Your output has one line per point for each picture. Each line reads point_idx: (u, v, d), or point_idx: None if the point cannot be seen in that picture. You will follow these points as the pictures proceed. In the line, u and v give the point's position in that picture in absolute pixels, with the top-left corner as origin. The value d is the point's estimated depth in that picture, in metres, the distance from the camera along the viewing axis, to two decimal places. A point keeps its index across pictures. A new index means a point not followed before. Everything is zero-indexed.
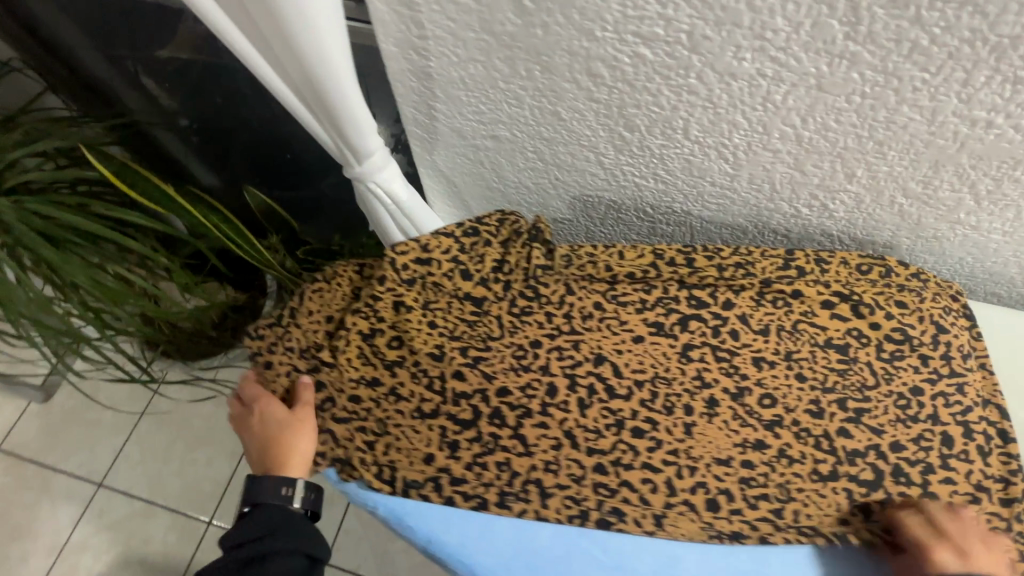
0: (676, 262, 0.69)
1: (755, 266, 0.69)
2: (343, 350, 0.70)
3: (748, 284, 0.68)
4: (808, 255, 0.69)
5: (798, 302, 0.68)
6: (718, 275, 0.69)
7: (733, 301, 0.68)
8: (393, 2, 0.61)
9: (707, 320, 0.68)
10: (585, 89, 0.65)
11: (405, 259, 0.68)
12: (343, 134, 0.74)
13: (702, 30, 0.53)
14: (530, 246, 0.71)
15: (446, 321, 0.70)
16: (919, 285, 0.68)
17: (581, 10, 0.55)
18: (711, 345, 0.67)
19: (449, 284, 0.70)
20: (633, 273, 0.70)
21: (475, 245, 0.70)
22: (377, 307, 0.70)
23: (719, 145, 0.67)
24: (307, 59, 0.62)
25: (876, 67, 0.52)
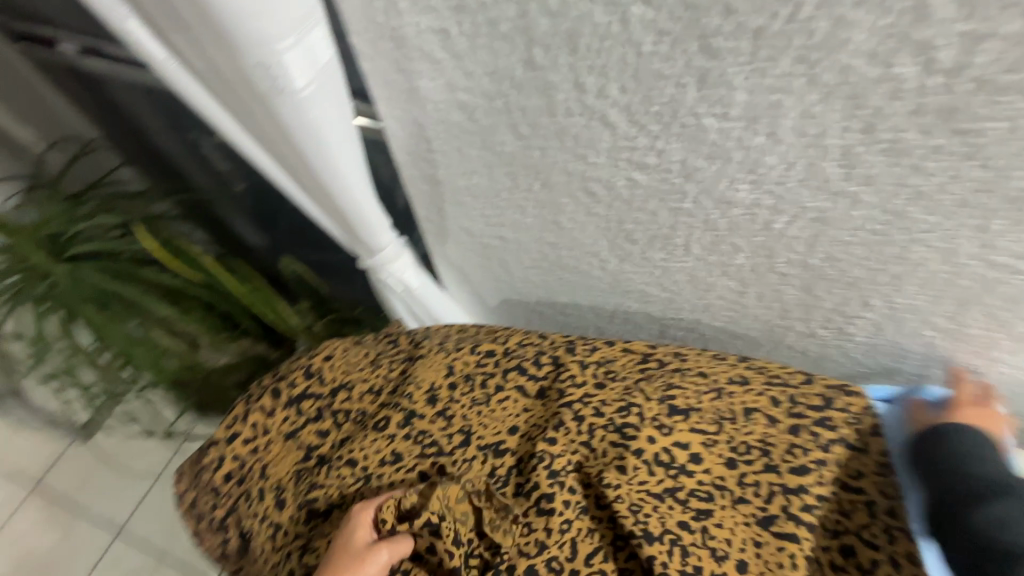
0: (631, 424, 0.61)
1: (717, 428, 0.61)
2: (272, 463, 0.63)
3: (709, 445, 0.60)
4: (767, 385, 0.63)
5: (754, 466, 0.59)
6: (694, 437, 0.61)
7: (700, 455, 0.60)
8: (403, 120, 0.65)
9: (669, 470, 0.60)
10: (584, 205, 0.65)
11: (350, 391, 0.67)
12: (355, 232, 0.77)
13: (694, 162, 0.53)
14: (468, 381, 0.67)
15: (366, 459, 0.62)
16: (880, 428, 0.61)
17: (575, 137, 0.56)
18: (682, 517, 0.58)
19: (390, 426, 0.64)
20: (590, 423, 0.62)
21: (419, 390, 0.66)
22: (301, 430, 0.65)
23: (723, 263, 0.65)
24: (319, 172, 0.64)
25: (880, 207, 0.49)
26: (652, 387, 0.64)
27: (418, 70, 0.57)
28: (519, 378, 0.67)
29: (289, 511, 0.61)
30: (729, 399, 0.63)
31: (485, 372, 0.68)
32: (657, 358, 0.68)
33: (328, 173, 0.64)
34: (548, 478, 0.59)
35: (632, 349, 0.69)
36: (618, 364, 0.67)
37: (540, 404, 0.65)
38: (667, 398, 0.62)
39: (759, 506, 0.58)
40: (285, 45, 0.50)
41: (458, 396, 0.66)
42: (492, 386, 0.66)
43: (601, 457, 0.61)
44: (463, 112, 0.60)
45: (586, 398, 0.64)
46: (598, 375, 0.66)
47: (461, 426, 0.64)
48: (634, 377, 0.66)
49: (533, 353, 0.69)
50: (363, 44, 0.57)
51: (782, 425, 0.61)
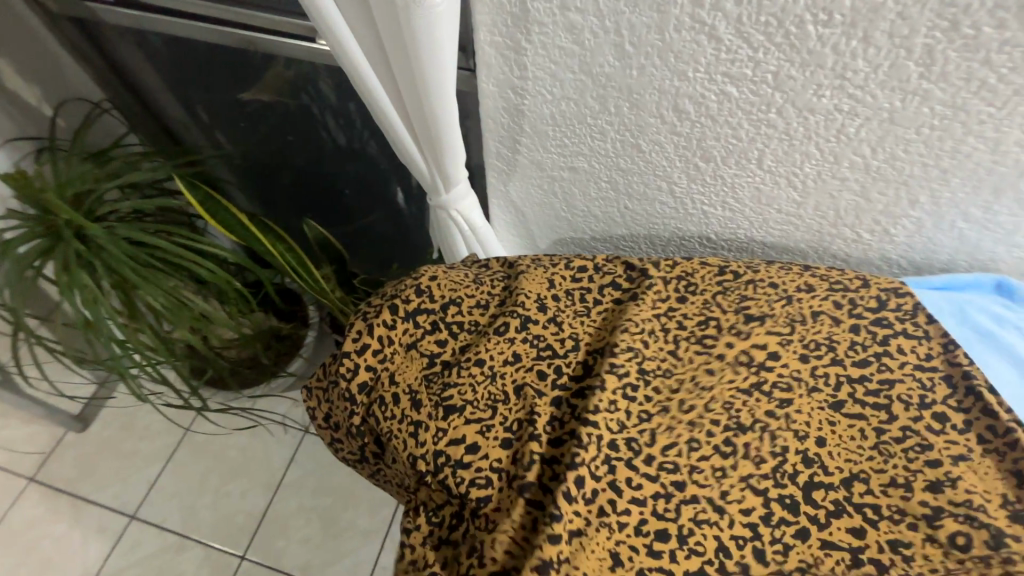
0: (703, 332, 0.69)
1: (804, 320, 0.68)
2: (400, 370, 0.67)
3: (791, 343, 0.67)
4: (832, 276, 0.72)
5: (843, 346, 0.67)
6: (779, 337, 0.67)
7: (781, 352, 0.67)
8: (502, 46, 0.69)
9: (752, 366, 0.66)
10: (669, 124, 0.72)
11: (460, 305, 0.71)
12: (439, 163, 0.80)
13: (788, 71, 0.61)
14: (569, 297, 0.72)
15: (492, 362, 0.67)
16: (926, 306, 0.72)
17: (678, 53, 0.63)
18: (769, 403, 0.64)
19: (508, 332, 0.68)
20: (671, 330, 0.70)
21: (528, 302, 0.70)
22: (424, 340, 0.68)
23: (791, 174, 0.73)
24: (427, 92, 0.67)
25: (947, 102, 0.58)
26: (727, 302, 0.71)
27: None
28: (615, 293, 0.73)
29: (426, 409, 0.64)
30: (798, 305, 0.70)
31: (582, 291, 0.73)
32: (732, 271, 0.74)
33: (435, 100, 0.68)
34: (638, 371, 0.66)
35: (707, 263, 0.75)
36: (697, 278, 0.74)
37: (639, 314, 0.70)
38: (743, 309, 0.70)
39: (833, 391, 0.65)
40: None
41: (563, 311, 0.71)
42: (589, 299, 0.73)
43: (688, 365, 0.67)
44: (571, 34, 0.65)
45: (671, 312, 0.71)
46: (682, 290, 0.73)
47: (569, 334, 0.69)
48: (712, 291, 0.73)
49: (621, 269, 0.75)
50: None
51: (864, 326, 0.68)
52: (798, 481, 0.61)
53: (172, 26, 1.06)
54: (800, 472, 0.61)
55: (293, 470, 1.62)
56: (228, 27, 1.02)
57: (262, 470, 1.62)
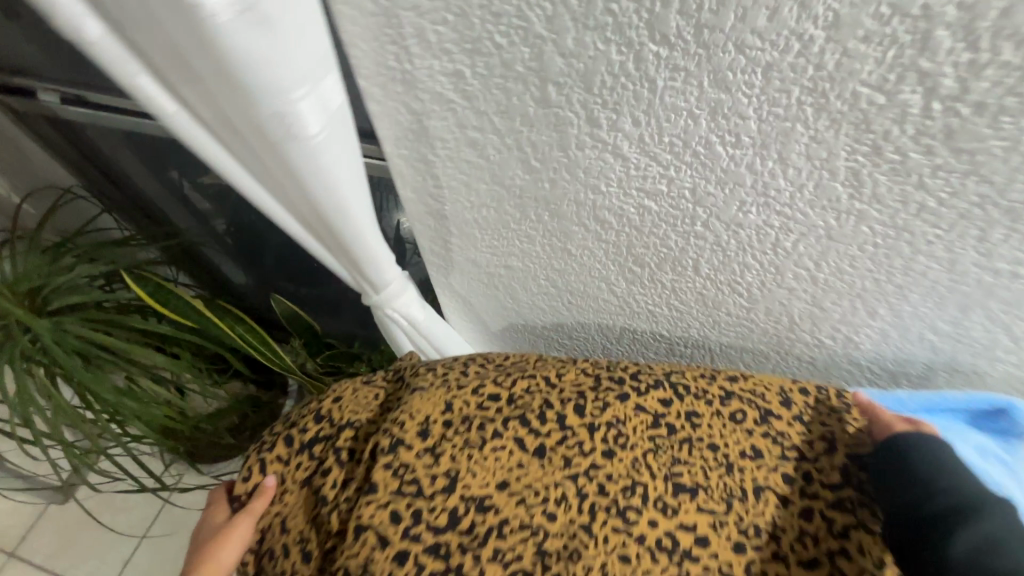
0: (630, 496, 0.57)
1: (736, 470, 0.58)
2: (290, 514, 0.62)
3: (727, 521, 0.56)
4: (798, 392, 0.63)
5: (787, 514, 0.56)
6: (706, 514, 0.56)
7: (711, 539, 0.55)
8: (411, 159, 0.65)
9: (674, 550, 0.55)
10: (594, 232, 0.66)
11: (355, 433, 0.64)
12: (360, 268, 0.76)
13: (705, 188, 0.55)
14: (469, 439, 0.60)
15: (373, 517, 0.57)
16: None
17: (586, 169, 0.58)
18: None
19: (393, 480, 0.58)
20: (592, 497, 0.57)
21: (424, 445, 0.60)
22: (317, 477, 0.62)
23: (732, 281, 0.66)
24: (324, 209, 0.63)
25: (885, 222, 0.51)
26: (660, 461, 0.59)
27: (428, 110, 0.57)
28: (519, 430, 0.61)
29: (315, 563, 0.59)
30: (740, 476, 0.58)
31: (485, 430, 0.61)
32: (668, 422, 0.61)
33: (334, 213, 0.64)
34: (534, 553, 0.56)
35: (645, 406, 0.62)
36: (630, 426, 0.61)
37: (546, 463, 0.59)
38: (673, 477, 0.58)
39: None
40: (300, 94, 0.50)
41: (458, 452, 0.59)
42: (489, 430, 0.61)
43: (601, 545, 0.55)
44: (474, 149, 0.60)
45: (591, 467, 0.59)
46: (609, 436, 0.60)
47: (460, 491, 0.58)
48: (643, 445, 0.60)
49: (536, 399, 0.63)
50: (372, 87, 0.57)
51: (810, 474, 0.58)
52: None
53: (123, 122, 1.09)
54: None
55: None
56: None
57: None
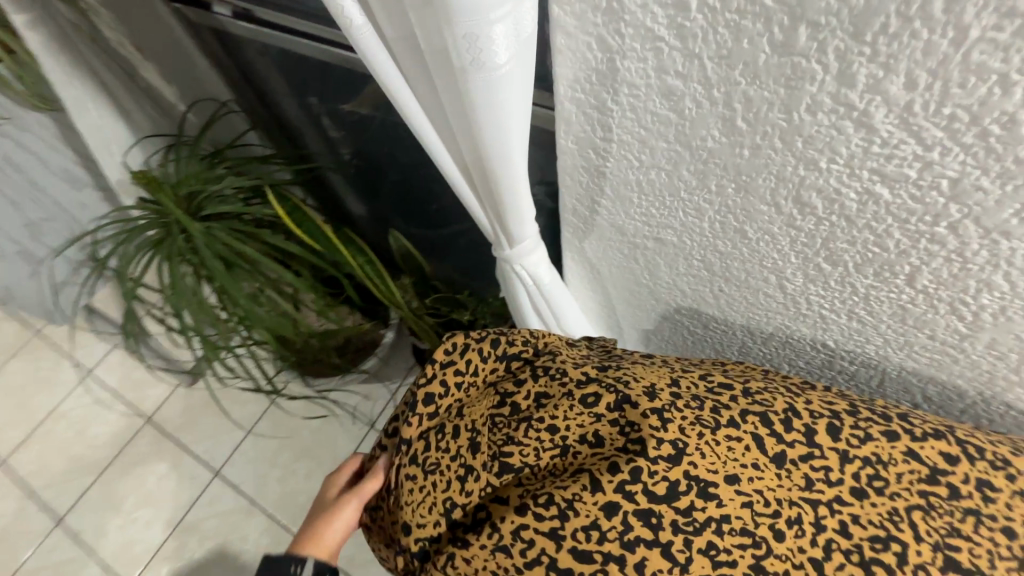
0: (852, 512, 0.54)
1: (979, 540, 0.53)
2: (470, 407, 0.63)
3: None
4: None
5: None
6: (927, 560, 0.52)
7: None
8: (584, 104, 0.58)
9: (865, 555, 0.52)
10: (787, 216, 0.56)
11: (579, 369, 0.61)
12: (501, 220, 0.71)
13: (976, 179, 0.42)
14: (704, 415, 0.57)
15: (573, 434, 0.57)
16: None
17: (808, 138, 0.47)
18: None
19: (608, 415, 0.57)
20: (804, 495, 0.55)
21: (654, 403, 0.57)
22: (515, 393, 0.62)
23: (956, 301, 0.54)
24: (486, 151, 0.58)
25: None
26: (917, 517, 0.53)
27: (626, 49, 0.49)
28: (760, 426, 0.57)
29: (482, 457, 0.59)
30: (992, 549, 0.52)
31: (717, 406, 0.58)
32: (944, 482, 0.55)
33: (498, 159, 0.59)
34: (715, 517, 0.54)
35: (921, 457, 0.56)
36: (893, 473, 0.55)
37: (776, 465, 0.56)
38: (909, 518, 0.53)
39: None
40: (498, 16, 0.44)
41: (690, 424, 0.56)
42: (725, 415, 0.58)
43: (785, 525, 0.53)
44: (667, 99, 0.52)
45: (814, 482, 0.55)
46: (861, 474, 0.55)
47: (676, 436, 0.56)
48: (897, 495, 0.54)
49: (782, 404, 0.59)
50: (567, 16, 0.50)
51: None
52: None
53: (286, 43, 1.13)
54: None
55: None
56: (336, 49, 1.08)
57: (327, 455, 1.68)
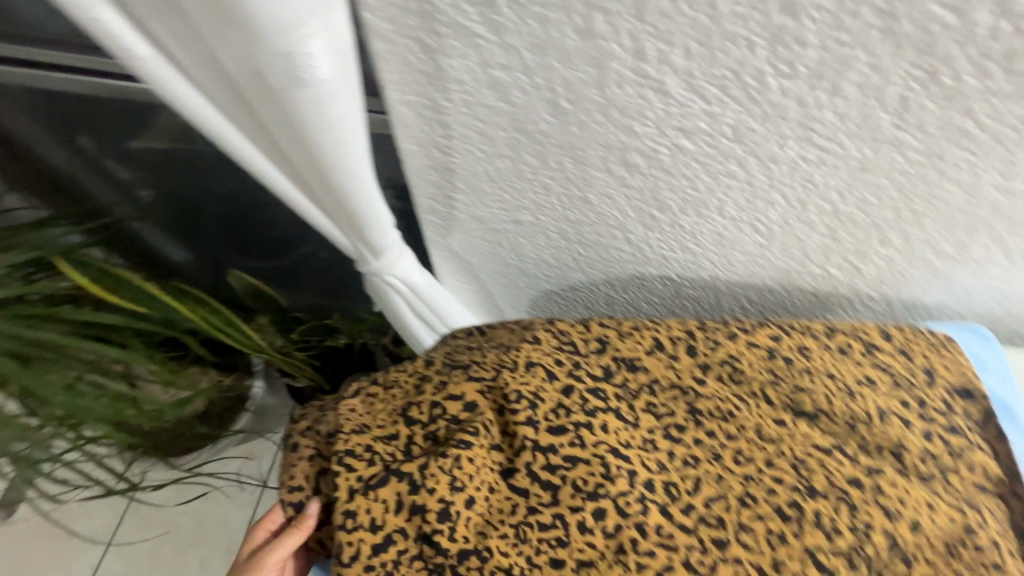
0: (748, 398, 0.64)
1: (847, 396, 0.63)
2: (426, 385, 0.66)
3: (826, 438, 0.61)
4: (903, 332, 0.68)
5: (897, 449, 0.61)
6: (803, 427, 0.62)
7: (800, 436, 0.61)
8: (417, 105, 0.59)
9: (748, 427, 0.62)
10: (619, 177, 0.63)
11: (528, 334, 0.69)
12: (360, 234, 0.69)
13: (747, 123, 0.53)
14: (616, 343, 0.68)
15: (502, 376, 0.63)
16: (906, 349, 0.66)
17: (621, 109, 0.54)
18: (713, 455, 0.60)
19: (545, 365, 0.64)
20: (699, 391, 0.64)
21: (576, 345, 0.68)
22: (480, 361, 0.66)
23: (753, 220, 0.66)
24: (329, 167, 0.55)
25: (921, 150, 0.52)
26: (779, 391, 0.64)
27: (447, 47, 0.51)
28: (659, 339, 0.68)
29: (425, 413, 0.63)
30: (862, 401, 0.63)
31: (624, 330, 0.69)
32: (798, 352, 0.66)
33: (344, 174, 0.56)
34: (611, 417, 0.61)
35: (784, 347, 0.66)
36: (745, 362, 0.65)
37: (672, 385, 0.65)
38: (794, 397, 0.63)
39: (833, 512, 0.56)
40: (309, 31, 0.42)
41: (609, 350, 0.67)
42: (633, 339, 0.68)
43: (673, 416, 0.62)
44: (496, 91, 0.55)
45: (701, 390, 0.64)
46: (744, 366, 0.65)
47: (600, 363, 0.66)
48: (767, 377, 0.64)
49: (668, 327, 0.69)
50: (380, 21, 0.50)
51: (860, 425, 0.62)
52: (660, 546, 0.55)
53: (44, 79, 0.99)
54: (678, 529, 0.56)
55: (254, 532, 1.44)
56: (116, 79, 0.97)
57: (219, 534, 1.44)
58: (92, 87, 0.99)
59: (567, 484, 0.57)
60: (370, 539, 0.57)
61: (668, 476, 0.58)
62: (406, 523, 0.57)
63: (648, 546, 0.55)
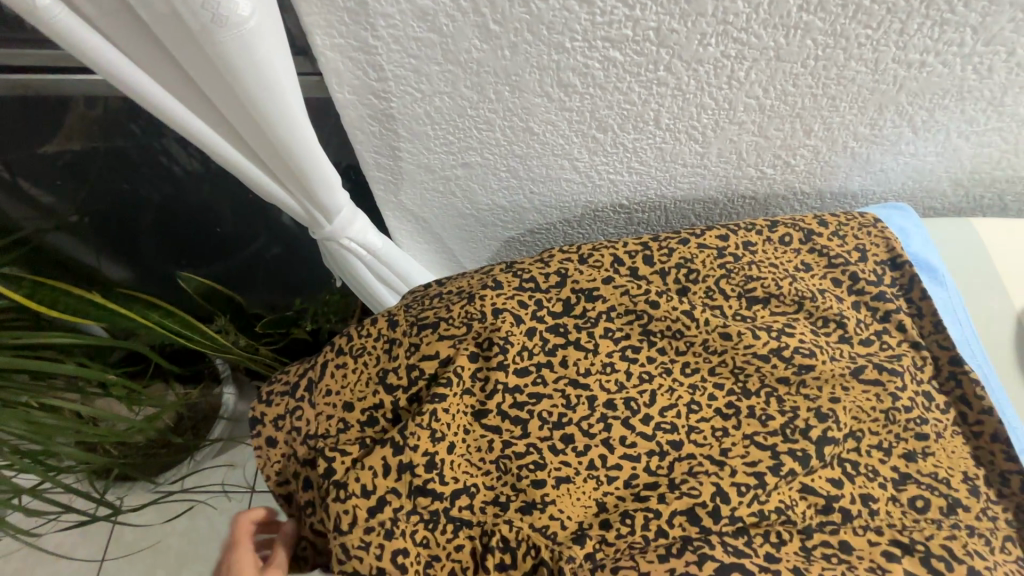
0: (709, 308, 0.67)
1: (793, 280, 0.68)
2: (395, 345, 0.64)
3: (785, 323, 0.65)
4: (839, 218, 0.73)
5: (845, 318, 0.66)
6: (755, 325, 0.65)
7: (757, 333, 0.64)
8: (346, 48, 0.58)
9: (704, 335, 0.64)
10: (557, 101, 0.65)
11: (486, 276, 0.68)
12: (310, 195, 0.67)
13: (669, 25, 0.55)
14: (574, 274, 0.68)
15: (465, 324, 0.63)
16: (840, 230, 0.72)
17: (549, 25, 0.55)
18: (668, 369, 0.63)
19: (506, 307, 0.64)
20: (657, 308, 0.65)
21: (536, 280, 0.67)
22: (443, 307, 0.65)
23: (689, 128, 0.70)
24: (263, 120, 0.53)
25: (827, 31, 0.56)
26: (732, 284, 0.67)
27: None
28: (610, 262, 0.69)
29: (397, 370, 0.62)
30: (804, 282, 0.68)
31: (580, 259, 0.69)
32: (745, 247, 0.70)
33: (283, 127, 0.54)
34: (573, 350, 0.63)
35: (729, 246, 0.70)
36: (698, 263, 0.69)
37: (627, 309, 0.66)
38: (747, 292, 0.67)
39: (764, 404, 0.62)
40: None
41: (568, 282, 0.67)
42: (591, 267, 0.68)
43: (631, 337, 0.65)
44: (424, 22, 0.55)
45: (655, 311, 0.65)
46: (697, 278, 0.68)
47: (560, 295, 0.66)
48: (719, 276, 0.68)
49: (623, 245, 0.71)
50: None
51: (807, 301, 0.66)
52: (627, 457, 0.59)
53: None
54: (641, 442, 0.60)
55: None
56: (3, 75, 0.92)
57: (213, 546, 1.40)
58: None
59: (534, 418, 0.60)
60: (364, 503, 0.55)
61: (627, 394, 0.62)
62: (396, 483, 0.56)
63: (614, 459, 0.59)
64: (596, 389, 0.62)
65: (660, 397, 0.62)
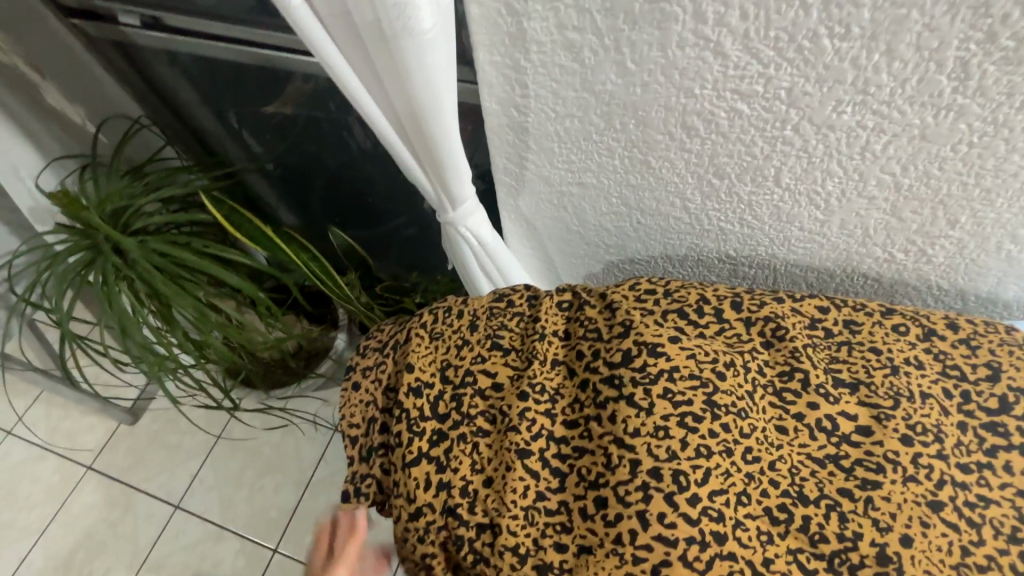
0: (784, 400, 0.63)
1: (895, 374, 0.62)
2: (467, 349, 0.71)
3: (868, 409, 0.61)
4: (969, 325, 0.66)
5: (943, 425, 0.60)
6: (834, 404, 0.62)
7: (835, 420, 0.61)
8: (501, 65, 0.68)
9: (771, 431, 0.62)
10: (678, 141, 0.68)
11: (555, 313, 0.72)
12: (443, 182, 0.78)
13: (803, 87, 0.56)
14: (642, 324, 0.66)
15: (522, 359, 0.69)
16: (966, 339, 0.65)
17: (683, 70, 0.60)
18: (727, 454, 0.59)
19: (568, 359, 0.68)
20: (725, 381, 0.62)
21: (604, 328, 0.68)
22: (510, 331, 0.71)
23: (811, 192, 0.68)
24: (420, 113, 0.64)
25: (985, 118, 0.53)
26: (818, 355, 0.65)
27: (530, 11, 0.60)
28: (678, 321, 0.69)
29: (456, 381, 0.69)
30: (906, 377, 0.62)
31: (654, 316, 0.68)
32: (844, 328, 0.66)
33: (434, 120, 0.65)
34: (626, 410, 0.62)
35: (823, 325, 0.67)
36: (789, 324, 0.67)
37: (693, 373, 0.63)
38: (833, 371, 0.63)
39: (823, 520, 0.57)
40: None
41: (637, 331, 0.66)
42: (665, 327, 0.67)
43: (694, 406, 0.61)
44: (570, 52, 0.63)
45: (722, 384, 0.62)
46: (777, 366, 0.64)
47: (623, 343, 0.65)
48: (804, 345, 0.65)
49: (712, 291, 0.71)
50: None
51: (904, 399, 0.61)
52: (660, 539, 0.57)
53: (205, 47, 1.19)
54: (679, 524, 0.57)
55: (320, 470, 1.61)
56: (245, 46, 1.15)
57: (294, 466, 1.63)
58: (243, 55, 1.17)
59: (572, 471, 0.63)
60: (406, 507, 0.66)
61: (678, 465, 0.59)
62: (432, 499, 0.64)
63: (646, 539, 0.57)
64: (642, 454, 0.59)
65: (711, 479, 0.58)
